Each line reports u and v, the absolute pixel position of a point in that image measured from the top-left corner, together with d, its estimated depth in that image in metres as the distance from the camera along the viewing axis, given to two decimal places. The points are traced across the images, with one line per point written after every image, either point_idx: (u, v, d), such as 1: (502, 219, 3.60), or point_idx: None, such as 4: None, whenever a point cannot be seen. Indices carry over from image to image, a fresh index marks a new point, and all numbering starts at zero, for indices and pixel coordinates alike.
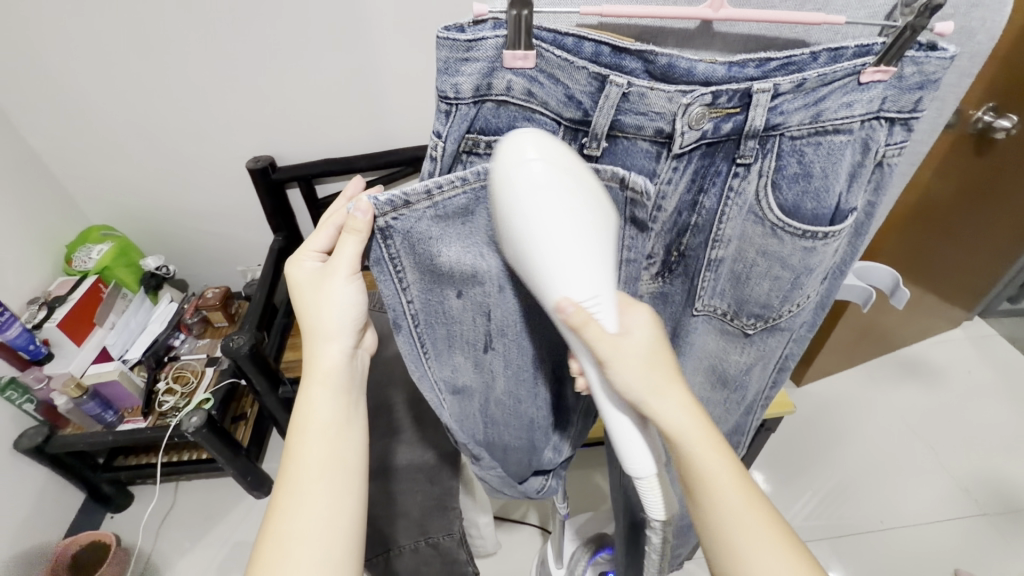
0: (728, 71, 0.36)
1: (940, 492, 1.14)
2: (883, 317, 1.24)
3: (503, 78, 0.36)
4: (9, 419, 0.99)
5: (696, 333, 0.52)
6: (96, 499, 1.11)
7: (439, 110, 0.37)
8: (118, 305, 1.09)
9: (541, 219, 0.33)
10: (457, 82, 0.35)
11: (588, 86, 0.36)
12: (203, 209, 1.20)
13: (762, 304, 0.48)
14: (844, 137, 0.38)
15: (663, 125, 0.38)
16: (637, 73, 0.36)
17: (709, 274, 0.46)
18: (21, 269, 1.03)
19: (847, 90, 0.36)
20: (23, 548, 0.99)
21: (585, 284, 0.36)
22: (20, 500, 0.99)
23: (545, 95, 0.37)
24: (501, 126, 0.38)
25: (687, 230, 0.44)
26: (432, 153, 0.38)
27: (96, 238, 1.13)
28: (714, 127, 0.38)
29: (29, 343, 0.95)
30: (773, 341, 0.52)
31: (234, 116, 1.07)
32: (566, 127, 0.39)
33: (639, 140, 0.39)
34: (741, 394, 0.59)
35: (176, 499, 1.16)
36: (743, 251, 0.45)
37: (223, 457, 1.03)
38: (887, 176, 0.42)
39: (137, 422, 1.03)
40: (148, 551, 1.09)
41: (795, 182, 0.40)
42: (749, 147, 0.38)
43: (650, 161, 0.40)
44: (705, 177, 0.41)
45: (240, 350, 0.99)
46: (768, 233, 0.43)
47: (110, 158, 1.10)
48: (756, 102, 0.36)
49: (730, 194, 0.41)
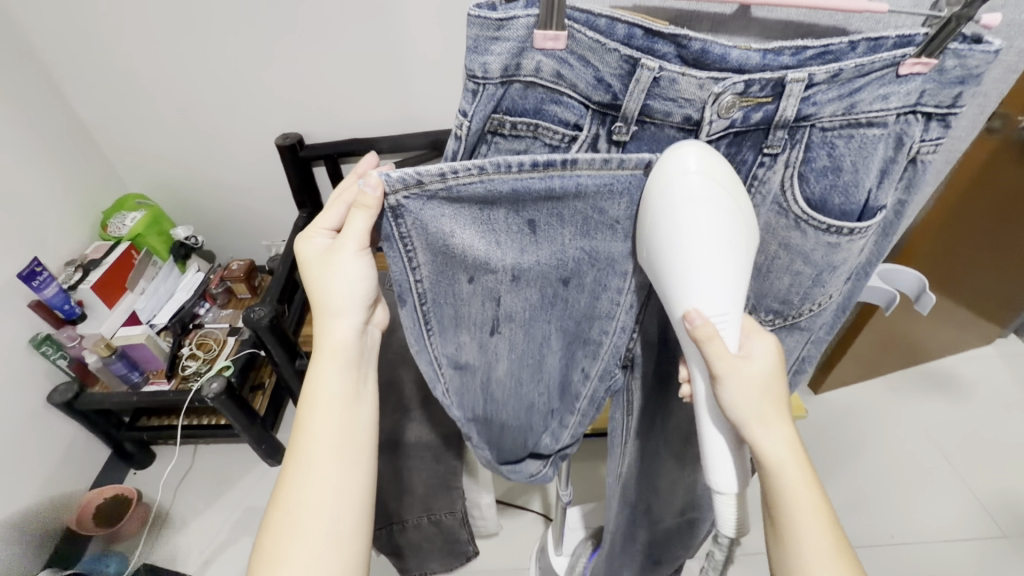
0: (762, 58, 0.35)
1: (958, 511, 1.11)
2: (911, 327, 1.21)
3: (533, 59, 0.36)
4: (44, 374, 1.04)
5: None
6: (120, 456, 1.16)
7: (466, 89, 0.37)
8: (149, 272, 1.13)
9: (676, 237, 0.35)
10: (485, 62, 0.35)
11: (619, 69, 0.36)
12: (233, 182, 1.23)
13: (781, 299, 0.47)
14: (877, 131, 0.37)
15: (692, 112, 0.37)
16: (669, 58, 0.36)
17: None
18: (61, 231, 1.08)
19: (883, 82, 0.35)
20: (52, 497, 1.05)
21: (718, 300, 0.36)
22: (51, 452, 1.05)
23: (574, 78, 0.37)
24: (528, 107, 0.38)
25: None
26: (456, 132, 0.38)
27: (131, 206, 1.17)
28: (743, 117, 0.37)
29: (63, 303, 1.01)
30: (791, 339, 0.52)
31: (266, 92, 1.09)
32: (594, 111, 0.38)
33: (667, 127, 0.38)
34: None
35: (194, 462, 1.21)
36: (765, 244, 0.44)
37: (240, 424, 1.07)
38: (920, 174, 0.40)
39: (161, 384, 1.08)
40: (166, 508, 1.14)
41: (822, 175, 0.39)
42: (778, 137, 0.38)
43: (674, 146, 0.39)
44: (730, 165, 0.40)
45: (260, 321, 1.02)
46: (791, 224, 0.42)
47: (147, 129, 1.13)
48: (789, 92, 0.35)
49: (754, 184, 0.40)
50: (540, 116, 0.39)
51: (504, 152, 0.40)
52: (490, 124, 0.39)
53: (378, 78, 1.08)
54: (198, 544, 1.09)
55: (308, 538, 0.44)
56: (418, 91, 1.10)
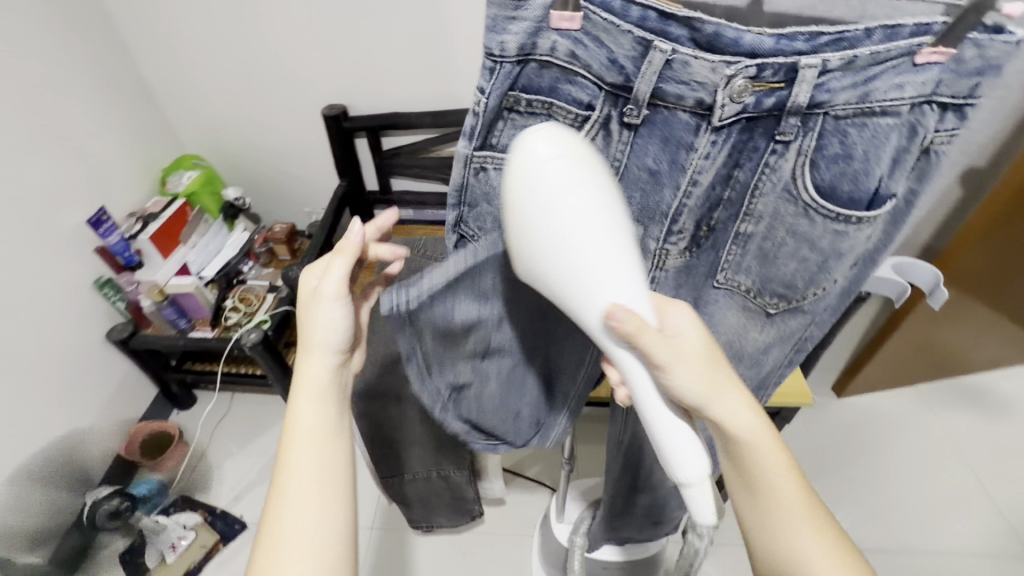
0: (776, 43, 0.36)
1: (979, 528, 1.08)
2: (953, 337, 1.16)
3: (549, 39, 0.38)
4: (104, 314, 1.14)
5: (715, 306, 0.53)
6: (166, 395, 1.26)
7: (484, 66, 0.39)
8: (200, 228, 1.21)
9: (566, 227, 0.35)
10: (503, 40, 0.38)
11: (632, 50, 0.37)
12: (280, 149, 1.30)
13: (785, 284, 0.48)
14: (890, 121, 0.38)
15: (704, 96, 0.38)
16: (682, 41, 0.36)
17: (736, 248, 0.47)
18: (125, 185, 1.17)
19: (898, 71, 0.37)
20: (105, 426, 1.15)
21: (628, 284, 0.38)
22: (106, 386, 1.15)
23: (587, 58, 0.38)
24: (542, 85, 0.40)
25: (719, 205, 0.44)
26: (475, 108, 0.41)
27: (189, 166, 1.26)
28: (756, 102, 0.38)
29: (124, 251, 1.11)
30: (793, 323, 0.53)
31: (316, 64, 1.14)
32: (607, 92, 0.39)
33: (679, 110, 0.39)
34: (755, 371, 0.59)
35: (230, 408, 1.30)
36: (774, 230, 0.45)
37: (274, 374, 1.14)
38: (933, 164, 0.42)
39: (205, 332, 1.16)
40: (203, 447, 1.23)
41: (833, 162, 0.40)
42: (791, 124, 0.39)
43: (689, 132, 0.40)
44: (742, 151, 0.41)
45: (297, 280, 1.07)
46: (800, 212, 0.42)
47: (206, 95, 1.21)
48: (801, 77, 0.36)
49: (766, 170, 0.41)
50: (556, 94, 0.40)
51: (519, 128, 0.42)
52: (507, 101, 0.41)
53: (420, 54, 1.11)
54: (229, 482, 1.18)
55: (291, 547, 0.44)
56: (459, 68, 1.13)
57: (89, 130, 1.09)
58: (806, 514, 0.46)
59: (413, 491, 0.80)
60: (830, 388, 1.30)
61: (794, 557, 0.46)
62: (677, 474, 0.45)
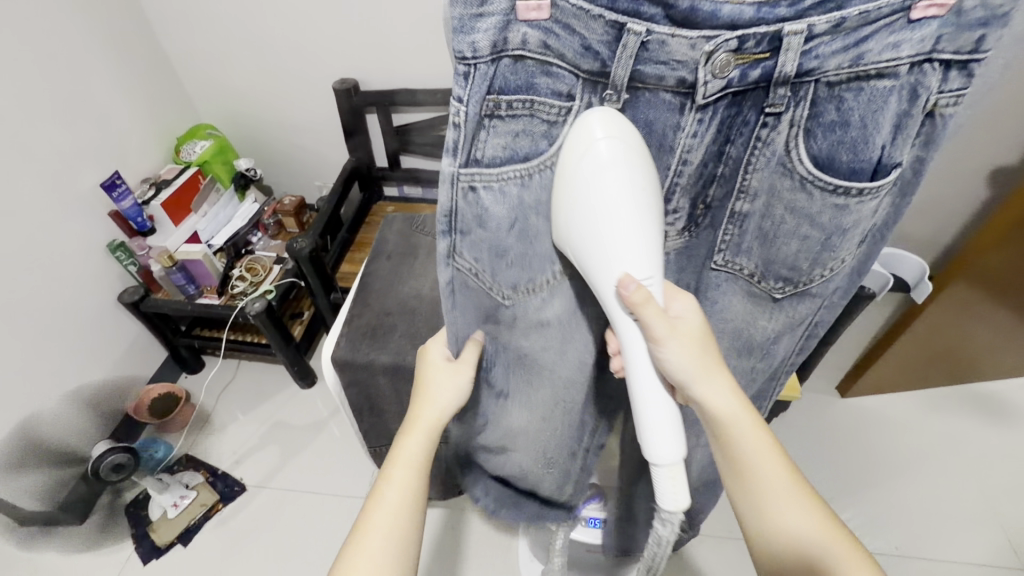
0: (756, 13, 0.34)
1: (976, 535, 1.06)
2: (963, 346, 1.12)
3: (519, 32, 0.36)
4: (116, 277, 1.17)
5: (718, 291, 0.52)
6: (176, 359, 1.29)
7: (458, 73, 0.37)
8: (211, 197, 1.24)
9: (604, 209, 0.38)
10: (474, 41, 0.35)
11: (605, 35, 0.36)
12: (292, 122, 1.31)
13: (790, 266, 0.47)
14: (888, 83, 0.36)
15: (685, 75, 0.37)
16: (657, 20, 0.35)
17: (733, 227, 0.46)
18: (140, 151, 1.19)
19: (892, 29, 0.34)
20: (115, 384, 1.19)
21: (644, 264, 0.40)
22: (116, 346, 1.19)
23: (561, 48, 0.37)
24: (519, 82, 0.38)
25: (713, 180, 0.44)
26: (455, 119, 0.38)
27: (202, 135, 1.28)
28: (740, 75, 0.37)
29: (137, 215, 1.13)
30: (804, 307, 0.51)
31: (328, 36, 1.14)
32: (584, 80, 0.38)
33: (661, 91, 0.38)
34: (768, 361, 0.58)
35: (236, 374, 1.34)
36: (771, 208, 0.44)
37: (277, 344, 1.17)
38: (938, 127, 0.39)
39: (212, 299, 1.19)
40: (209, 409, 1.27)
41: (829, 131, 0.39)
42: (780, 95, 0.37)
43: (673, 113, 0.39)
44: (732, 126, 0.41)
45: (301, 252, 1.09)
46: (798, 186, 0.41)
47: (220, 64, 1.22)
48: (786, 46, 0.35)
49: (758, 144, 0.41)
50: (535, 90, 0.39)
51: (503, 134, 0.40)
52: (486, 107, 0.38)
53: (432, 29, 1.10)
54: (230, 445, 1.21)
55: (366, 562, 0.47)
56: None
57: (108, 95, 1.11)
58: (792, 493, 0.47)
59: None
60: (834, 388, 1.27)
61: (804, 553, 0.45)
62: (649, 454, 0.45)
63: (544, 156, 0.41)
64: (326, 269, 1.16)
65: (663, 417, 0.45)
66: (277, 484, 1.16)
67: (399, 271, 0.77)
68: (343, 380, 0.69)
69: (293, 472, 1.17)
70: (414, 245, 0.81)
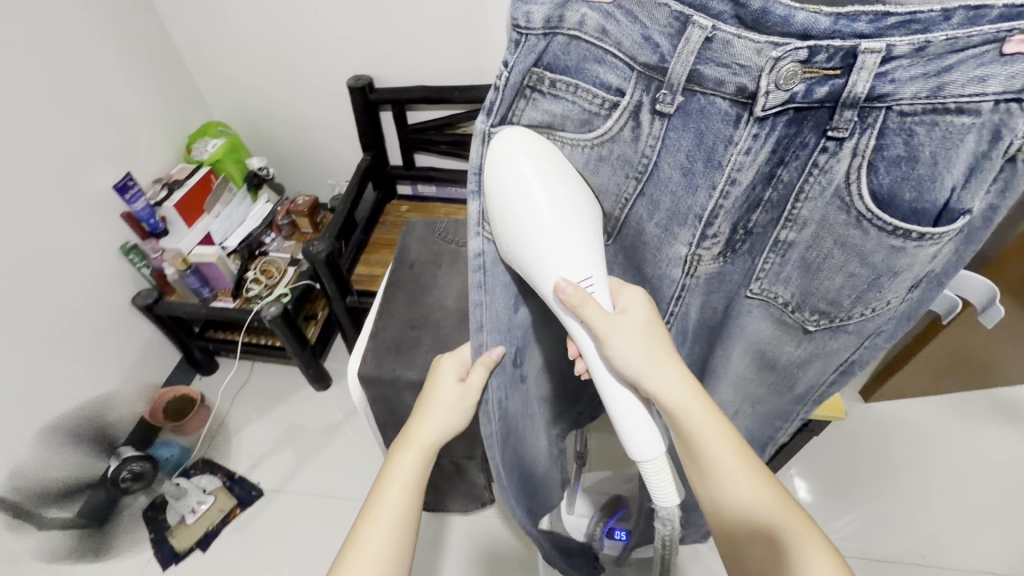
0: (832, 22, 0.32)
1: (1003, 545, 1.04)
2: (992, 349, 1.10)
3: (578, 12, 0.35)
4: (129, 279, 1.16)
5: (748, 316, 0.49)
6: (189, 361, 1.28)
7: (509, 40, 0.36)
8: (224, 197, 1.21)
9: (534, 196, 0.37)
10: (530, 11, 0.35)
11: (668, 27, 0.34)
12: (306, 119, 1.28)
13: (829, 300, 0.44)
14: (967, 120, 0.33)
15: (746, 82, 0.35)
16: (725, 17, 0.33)
17: (774, 256, 0.43)
18: (152, 150, 1.17)
19: (980, 61, 0.31)
20: (129, 387, 1.18)
21: (577, 267, 0.40)
22: (131, 350, 1.18)
23: (619, 35, 0.35)
24: (569, 64, 0.37)
25: (759, 206, 0.40)
26: (496, 82, 0.37)
27: (214, 134, 1.25)
28: (805, 90, 0.34)
29: (149, 217, 1.12)
30: (836, 342, 0.48)
31: (344, 31, 1.10)
32: (638, 74, 0.36)
33: (718, 98, 0.36)
34: (789, 383, 0.55)
35: (250, 376, 1.32)
36: (818, 239, 0.41)
37: (293, 347, 1.16)
38: (1018, 175, 0.35)
39: (227, 302, 1.17)
40: (224, 412, 1.26)
41: (894, 165, 0.36)
42: (845, 118, 0.35)
43: (726, 124, 0.37)
44: (788, 148, 0.37)
45: (318, 255, 1.07)
46: (852, 222, 0.39)
47: (233, 60, 1.19)
48: (860, 63, 0.32)
49: (813, 172, 0.38)
50: (581, 75, 0.37)
51: (542, 111, 0.39)
52: (530, 79, 0.38)
53: (452, 24, 1.06)
54: (247, 449, 1.20)
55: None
56: (492, 40, 1.08)
57: (120, 94, 1.08)
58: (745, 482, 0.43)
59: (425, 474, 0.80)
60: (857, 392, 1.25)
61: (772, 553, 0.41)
62: (633, 451, 0.46)
63: (580, 137, 0.40)
64: (343, 272, 1.14)
65: (635, 416, 0.46)
66: (295, 487, 1.15)
67: (424, 281, 0.75)
68: (369, 395, 0.67)
69: (312, 475, 1.16)
70: (437, 254, 0.79)
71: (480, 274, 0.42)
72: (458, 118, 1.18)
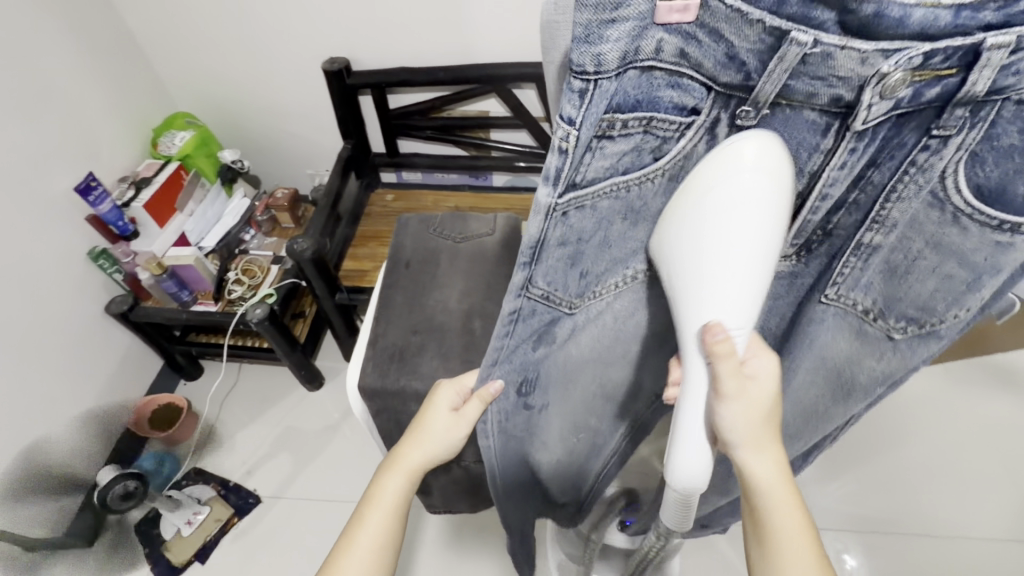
0: (953, 18, 0.25)
1: (998, 509, 1.07)
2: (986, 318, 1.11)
3: (654, 38, 0.27)
4: (100, 286, 1.09)
5: (821, 326, 0.45)
6: (172, 367, 1.23)
7: (571, 88, 0.28)
8: (198, 194, 1.14)
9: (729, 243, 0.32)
10: (601, 52, 0.26)
11: (759, 43, 0.27)
12: (279, 106, 1.20)
13: (920, 305, 0.39)
14: None
15: (842, 93, 0.29)
16: (829, 27, 0.26)
17: (856, 260, 0.39)
18: (114, 147, 1.08)
19: None
20: (110, 400, 1.13)
21: (733, 313, 0.34)
22: (110, 360, 1.12)
23: (700, 56, 0.29)
24: (640, 97, 0.30)
25: (842, 209, 0.36)
26: (562, 143, 0.29)
27: (180, 125, 1.17)
28: (913, 95, 0.28)
29: (118, 219, 1.03)
30: (923, 354, 0.42)
31: (316, 11, 1.02)
32: (717, 93, 0.31)
33: (807, 109, 0.31)
34: (865, 403, 0.49)
35: (238, 379, 1.27)
36: (907, 240, 0.36)
37: (282, 349, 1.11)
38: None
39: (208, 306, 1.11)
40: (213, 419, 1.22)
41: (1004, 156, 0.30)
42: (955, 116, 0.29)
43: (814, 133, 0.32)
44: (883, 149, 0.32)
45: (303, 254, 1.01)
46: (947, 219, 0.34)
47: (196, 45, 1.10)
48: (984, 62, 0.26)
49: (910, 170, 0.32)
50: (655, 106, 0.31)
51: (610, 158, 0.32)
52: (600, 126, 0.30)
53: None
54: (240, 455, 1.16)
55: None
56: (476, 17, 1.01)
57: (72, 87, 0.99)
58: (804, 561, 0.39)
59: (431, 479, 0.77)
60: None
61: None
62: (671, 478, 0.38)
63: (646, 169, 0.34)
64: (330, 270, 1.09)
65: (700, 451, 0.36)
66: (293, 493, 1.12)
67: (421, 281, 0.71)
68: (372, 407, 0.63)
69: (309, 479, 1.13)
70: (434, 251, 0.74)
71: (510, 325, 0.40)
72: (442, 101, 1.12)
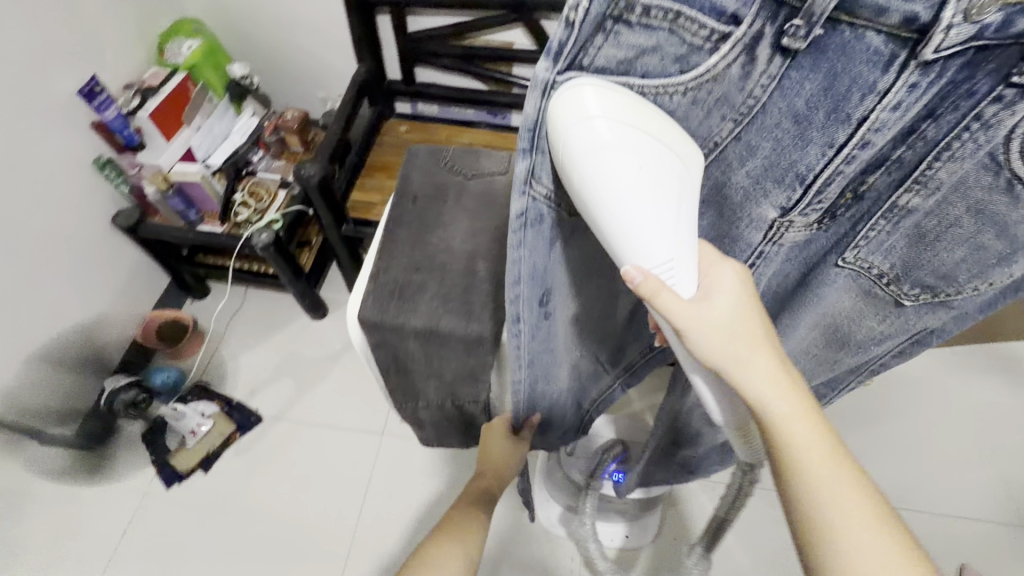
0: None
1: (980, 491, 1.08)
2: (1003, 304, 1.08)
3: None
4: (107, 197, 1.07)
5: (829, 288, 0.42)
6: (179, 286, 1.24)
7: None
8: (205, 108, 1.09)
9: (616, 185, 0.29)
10: None
11: None
12: (293, 20, 1.13)
13: (938, 274, 0.38)
14: None
15: (920, 12, 0.24)
16: None
17: (885, 224, 0.36)
18: (119, 51, 1.03)
19: None
20: (118, 312, 1.15)
21: (647, 246, 0.31)
22: (117, 273, 1.13)
23: None
24: None
25: (883, 166, 0.32)
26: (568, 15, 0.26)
27: (189, 33, 1.11)
28: (1004, 22, 0.24)
29: (124, 128, 1.01)
30: (929, 317, 0.42)
31: None
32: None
33: (871, 32, 0.26)
34: (855, 357, 0.49)
35: (244, 302, 1.29)
36: (946, 205, 0.34)
37: (286, 276, 1.11)
38: None
39: (215, 227, 1.10)
40: (218, 339, 1.24)
41: None
42: None
43: (874, 68, 0.27)
44: (948, 99, 0.28)
45: (310, 180, 0.99)
46: (998, 184, 0.31)
47: None
48: None
49: (972, 128, 0.29)
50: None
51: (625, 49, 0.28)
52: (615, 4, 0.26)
53: None
54: (244, 375, 1.19)
55: None
56: None
57: None
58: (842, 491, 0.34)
59: (426, 415, 0.79)
60: None
61: None
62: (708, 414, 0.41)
63: (669, 81, 0.29)
64: (337, 199, 1.06)
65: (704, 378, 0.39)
66: (294, 415, 1.15)
67: (428, 218, 0.69)
68: (370, 341, 0.63)
69: (310, 403, 1.16)
70: (442, 188, 0.71)
71: (521, 231, 0.36)
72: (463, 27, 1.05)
